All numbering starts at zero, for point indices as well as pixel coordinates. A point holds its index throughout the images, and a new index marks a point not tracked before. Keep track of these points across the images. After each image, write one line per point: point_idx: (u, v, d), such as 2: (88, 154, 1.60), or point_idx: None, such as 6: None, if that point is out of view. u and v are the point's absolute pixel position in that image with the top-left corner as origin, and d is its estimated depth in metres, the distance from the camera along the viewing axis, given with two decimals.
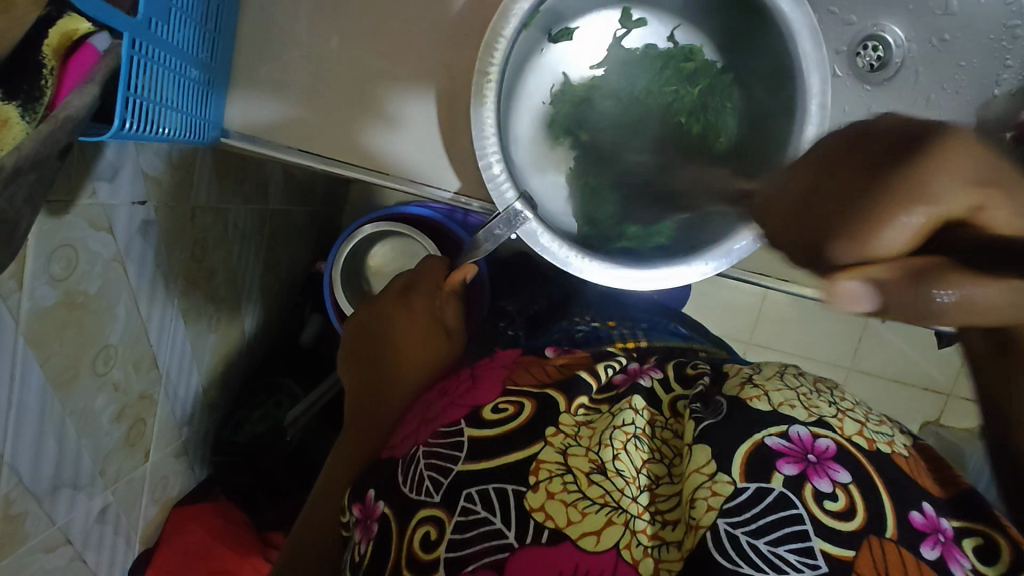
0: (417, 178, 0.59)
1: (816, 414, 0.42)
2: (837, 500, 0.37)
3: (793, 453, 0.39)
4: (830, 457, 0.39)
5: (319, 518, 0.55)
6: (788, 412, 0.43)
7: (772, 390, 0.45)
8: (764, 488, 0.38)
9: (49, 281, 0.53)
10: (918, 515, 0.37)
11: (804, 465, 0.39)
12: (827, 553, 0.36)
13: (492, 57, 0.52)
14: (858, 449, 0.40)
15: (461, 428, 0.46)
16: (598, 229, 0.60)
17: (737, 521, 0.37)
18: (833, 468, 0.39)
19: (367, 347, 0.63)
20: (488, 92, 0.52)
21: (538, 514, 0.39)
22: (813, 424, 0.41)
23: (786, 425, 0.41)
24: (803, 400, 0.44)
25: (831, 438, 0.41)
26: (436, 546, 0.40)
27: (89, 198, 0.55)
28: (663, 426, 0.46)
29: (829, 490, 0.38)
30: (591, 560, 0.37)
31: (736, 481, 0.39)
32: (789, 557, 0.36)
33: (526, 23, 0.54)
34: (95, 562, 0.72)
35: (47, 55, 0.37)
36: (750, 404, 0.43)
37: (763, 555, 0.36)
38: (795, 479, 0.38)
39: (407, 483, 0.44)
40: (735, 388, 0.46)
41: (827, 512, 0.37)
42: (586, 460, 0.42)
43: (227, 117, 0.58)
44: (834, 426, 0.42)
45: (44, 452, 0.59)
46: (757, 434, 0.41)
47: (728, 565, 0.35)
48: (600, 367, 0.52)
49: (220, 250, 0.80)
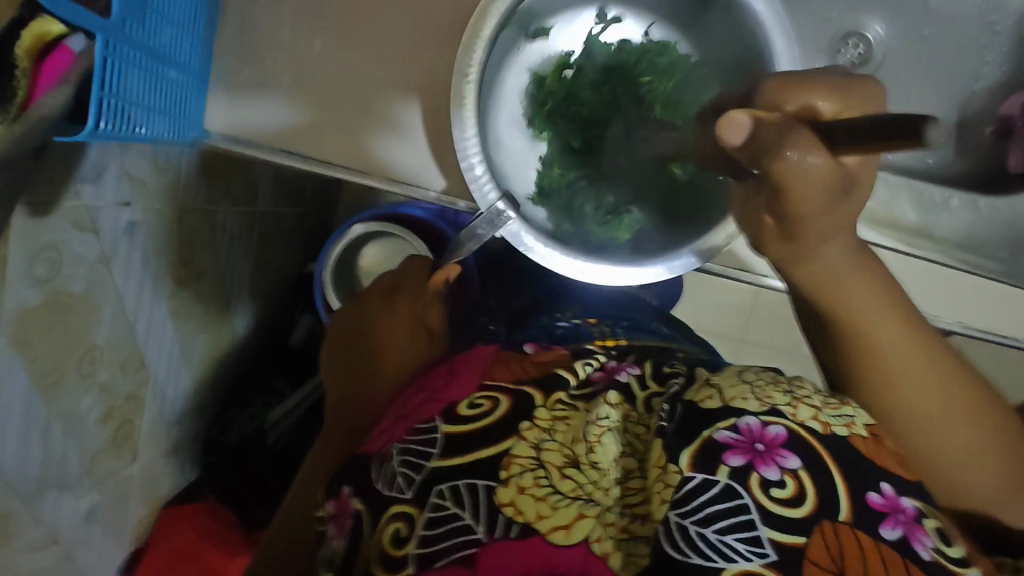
0: (397, 176, 0.59)
1: (769, 405, 0.41)
2: (785, 487, 0.38)
3: (739, 445, 0.39)
4: (779, 444, 0.39)
5: (297, 511, 0.56)
6: (740, 404, 0.41)
7: (726, 386, 0.43)
8: (710, 481, 0.38)
9: (33, 283, 0.53)
10: (875, 496, 0.38)
11: (751, 455, 0.39)
12: (776, 541, 0.36)
13: (470, 59, 0.52)
14: (812, 435, 0.40)
15: (436, 424, 0.46)
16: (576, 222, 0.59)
17: (687, 511, 0.37)
18: (782, 454, 0.39)
19: (352, 344, 0.64)
20: (468, 95, 0.52)
21: (507, 509, 0.40)
22: (766, 414, 0.41)
23: (735, 417, 0.41)
24: (758, 392, 0.42)
25: (781, 425, 0.40)
26: (406, 543, 0.41)
27: (73, 200, 0.55)
28: (636, 422, 0.45)
29: (776, 477, 0.38)
30: (560, 554, 0.38)
31: (684, 471, 0.39)
32: (738, 546, 0.36)
33: (505, 24, 0.54)
34: (84, 562, 0.73)
35: (19, 57, 0.38)
36: (701, 405, 0.42)
37: (712, 543, 0.36)
38: (743, 471, 0.38)
39: (381, 480, 0.45)
40: (692, 387, 0.45)
41: (775, 500, 0.37)
42: (560, 454, 0.43)
43: (209, 119, 0.58)
44: (787, 412, 0.41)
45: (30, 452, 0.59)
46: (706, 430, 0.40)
47: (678, 556, 0.35)
48: (578, 364, 0.52)
49: (209, 251, 0.81)
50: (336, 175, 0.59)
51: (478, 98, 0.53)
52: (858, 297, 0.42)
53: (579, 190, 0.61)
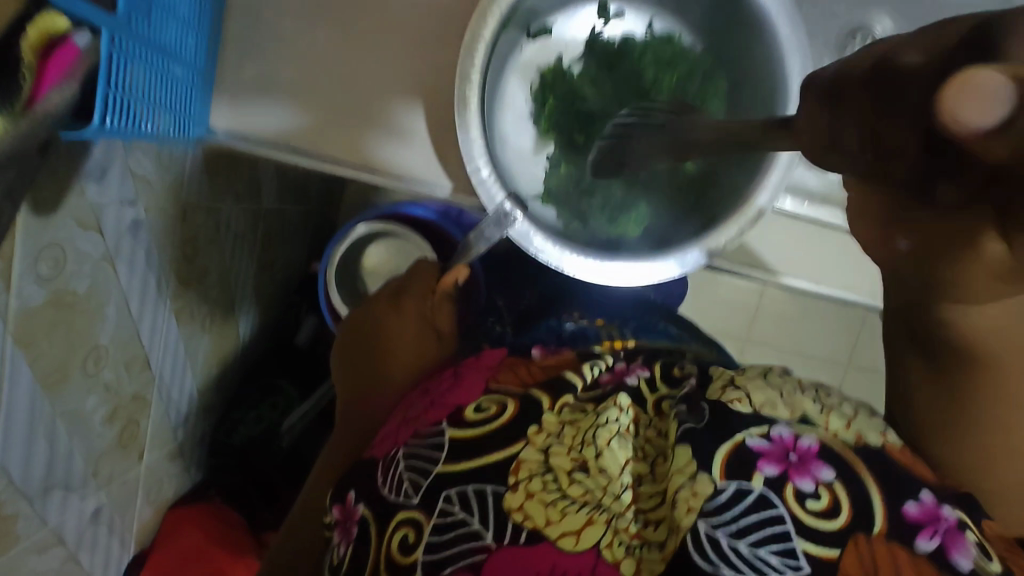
0: (402, 173, 0.58)
1: (801, 415, 0.42)
2: (820, 499, 0.37)
3: (773, 453, 0.39)
4: (813, 455, 0.39)
5: (305, 516, 0.55)
6: (769, 414, 0.42)
7: (753, 390, 0.44)
8: (741, 491, 0.38)
9: (37, 281, 0.53)
10: (914, 505, 0.37)
11: (785, 465, 0.39)
12: (810, 553, 0.36)
13: (472, 62, 0.52)
14: (846, 447, 0.40)
15: (442, 429, 0.45)
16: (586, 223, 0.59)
17: (718, 521, 0.37)
18: (817, 466, 0.39)
19: (359, 343, 0.63)
20: (471, 95, 0.52)
21: (516, 515, 0.39)
22: (797, 425, 0.41)
23: (767, 425, 0.41)
24: (788, 401, 0.44)
25: (814, 436, 0.40)
26: (414, 550, 0.40)
27: (78, 198, 0.55)
28: (647, 426, 0.45)
29: (812, 489, 0.38)
30: (570, 561, 0.37)
31: (716, 480, 0.38)
32: (770, 559, 0.36)
33: (504, 23, 0.54)
34: (89, 564, 0.72)
35: (24, 50, 0.36)
36: (732, 408, 0.42)
37: (744, 556, 0.36)
38: (777, 481, 0.38)
39: (387, 486, 0.44)
40: (716, 392, 0.45)
41: (809, 511, 0.37)
42: (568, 458, 0.41)
43: (213, 115, 0.58)
44: (819, 422, 0.42)
45: (35, 452, 0.58)
46: (739, 436, 0.40)
47: (707, 568, 0.35)
48: (587, 366, 0.50)
49: (213, 251, 0.80)
50: (340, 171, 0.58)
51: (481, 98, 0.53)
52: (1013, 332, 0.40)
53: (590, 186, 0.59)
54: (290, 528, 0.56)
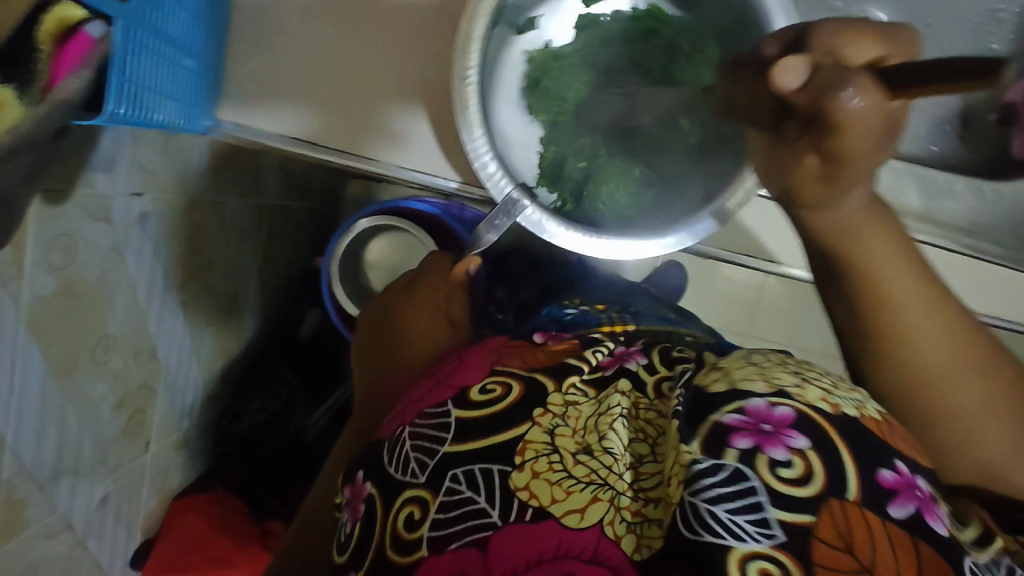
0: (406, 164, 0.59)
1: (776, 386, 0.40)
2: (792, 467, 0.36)
3: (746, 426, 0.38)
4: (787, 424, 0.38)
5: (319, 501, 0.55)
6: (748, 386, 0.41)
7: (733, 370, 0.43)
8: (717, 464, 0.37)
9: (48, 270, 0.54)
10: (890, 473, 0.37)
11: (759, 437, 0.37)
12: (784, 521, 0.35)
13: (467, 61, 0.52)
14: (821, 416, 0.39)
15: (448, 409, 0.46)
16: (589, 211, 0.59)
17: (696, 490, 0.36)
18: (791, 434, 0.37)
19: (375, 335, 0.64)
20: (470, 96, 0.53)
21: (523, 493, 0.40)
22: (773, 395, 0.39)
23: (742, 399, 0.40)
24: (765, 372, 0.42)
25: (790, 406, 0.39)
26: (420, 525, 0.41)
27: (87, 189, 0.56)
28: (647, 408, 0.45)
29: (784, 457, 0.37)
30: (573, 537, 0.38)
31: (695, 455, 0.38)
32: (746, 527, 0.35)
33: (494, 22, 0.54)
34: (97, 550, 0.73)
35: (41, 39, 0.38)
36: (709, 389, 0.42)
37: (721, 523, 0.35)
38: (750, 453, 0.37)
39: (393, 464, 0.45)
40: (699, 374, 0.45)
41: (781, 479, 0.36)
42: (573, 440, 0.43)
43: (220, 107, 0.58)
44: (795, 393, 0.40)
45: (46, 437, 0.60)
46: (714, 414, 0.39)
47: (689, 534, 0.36)
48: (589, 352, 0.51)
49: (217, 243, 0.81)
50: (345, 165, 0.59)
51: (479, 98, 0.54)
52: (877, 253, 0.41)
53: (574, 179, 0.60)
54: (304, 514, 0.57)
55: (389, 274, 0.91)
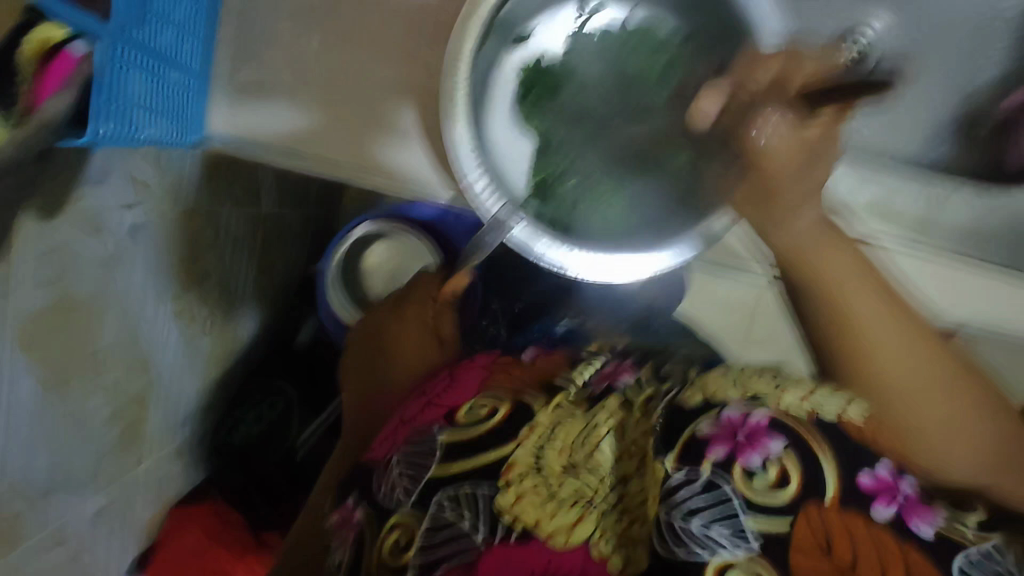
0: (398, 178, 0.58)
1: (750, 395, 0.42)
2: (768, 474, 0.38)
3: (722, 434, 0.39)
4: (762, 432, 0.39)
5: (309, 526, 0.54)
6: (722, 396, 0.42)
7: (711, 380, 0.44)
8: (691, 476, 0.38)
9: (39, 286, 0.54)
10: (868, 478, 0.38)
11: (735, 445, 0.39)
12: (761, 527, 0.36)
13: (456, 74, 0.51)
14: (798, 422, 0.40)
15: (436, 434, 0.45)
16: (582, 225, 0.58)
17: (676, 500, 0.37)
18: (766, 442, 0.39)
19: (365, 353, 0.63)
20: (459, 110, 0.52)
21: (507, 516, 0.39)
22: (748, 403, 0.41)
23: (717, 409, 0.41)
24: (739, 382, 0.43)
25: (765, 411, 0.40)
26: (406, 551, 0.41)
27: (78, 203, 0.56)
28: (635, 424, 0.44)
29: (760, 464, 0.38)
30: (560, 558, 0.37)
31: (670, 465, 0.39)
32: (722, 536, 0.36)
33: (486, 34, 0.53)
34: (93, 563, 0.73)
35: (22, 60, 0.38)
36: (686, 400, 0.43)
37: (699, 533, 0.36)
38: (726, 462, 0.38)
39: (381, 489, 0.45)
40: (691, 387, 0.44)
41: (757, 487, 0.37)
42: (559, 460, 0.42)
43: (210, 120, 0.58)
44: (770, 400, 0.41)
45: (38, 453, 0.59)
46: (689, 429, 0.40)
47: (662, 544, 0.37)
48: (577, 370, 0.50)
49: (213, 253, 0.81)
50: (337, 177, 0.59)
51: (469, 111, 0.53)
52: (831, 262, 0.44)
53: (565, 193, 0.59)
54: (293, 540, 0.56)
55: (387, 279, 0.89)
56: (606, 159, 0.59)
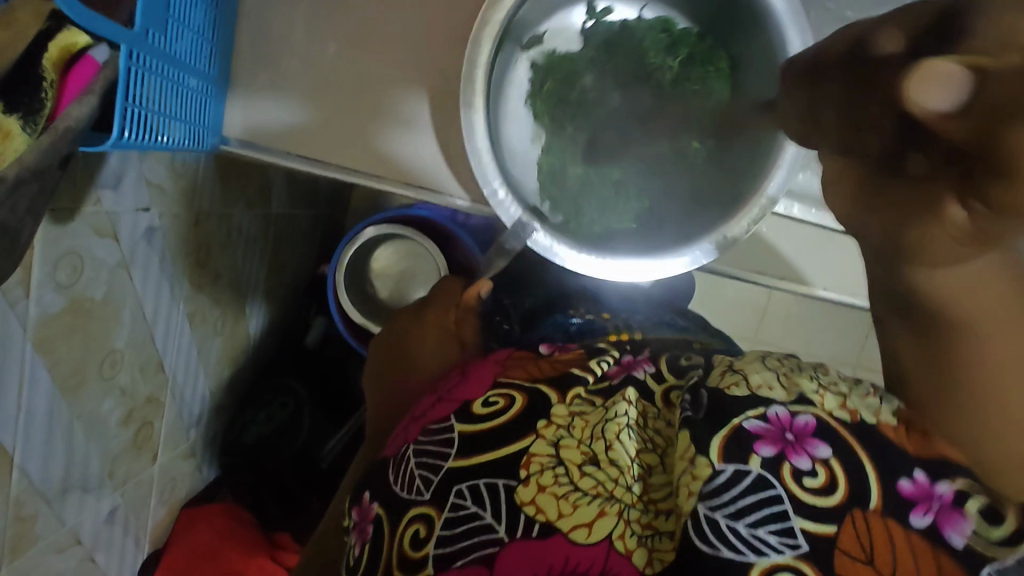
0: (416, 182, 0.59)
1: (796, 394, 0.40)
2: (817, 476, 0.37)
3: (770, 434, 0.38)
4: (809, 433, 0.38)
5: (327, 529, 0.55)
6: (766, 394, 0.41)
7: (752, 372, 0.43)
8: (739, 472, 0.37)
9: (55, 289, 0.54)
10: (907, 482, 0.36)
11: (781, 445, 0.38)
12: (806, 531, 0.35)
13: (472, 85, 0.52)
14: (840, 424, 0.39)
15: (451, 424, 0.46)
16: (599, 218, 0.58)
17: (717, 504, 0.36)
18: (814, 444, 0.38)
19: (390, 356, 0.63)
20: (476, 119, 0.53)
21: (528, 508, 0.39)
22: (792, 403, 0.40)
23: (763, 407, 0.40)
24: (784, 379, 0.42)
25: (811, 414, 0.39)
26: (425, 544, 0.41)
27: (94, 206, 0.56)
28: (656, 417, 0.45)
29: (808, 467, 0.37)
30: (581, 553, 0.37)
31: (714, 463, 0.38)
32: (769, 538, 0.35)
33: (499, 45, 0.54)
34: (105, 562, 0.74)
35: (47, 69, 0.39)
36: (727, 391, 0.41)
37: (742, 537, 0.35)
38: (773, 461, 0.37)
39: (399, 483, 0.45)
40: (716, 377, 0.44)
41: (805, 489, 0.36)
42: (578, 451, 0.42)
43: (228, 124, 0.59)
44: (814, 400, 0.40)
45: (53, 454, 0.60)
46: (734, 420, 0.39)
47: (708, 551, 0.35)
48: (594, 362, 0.50)
49: (224, 254, 0.81)
50: (354, 178, 0.59)
51: (486, 121, 0.53)
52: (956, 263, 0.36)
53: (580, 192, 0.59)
54: (315, 544, 0.56)
55: (397, 281, 0.90)
56: None
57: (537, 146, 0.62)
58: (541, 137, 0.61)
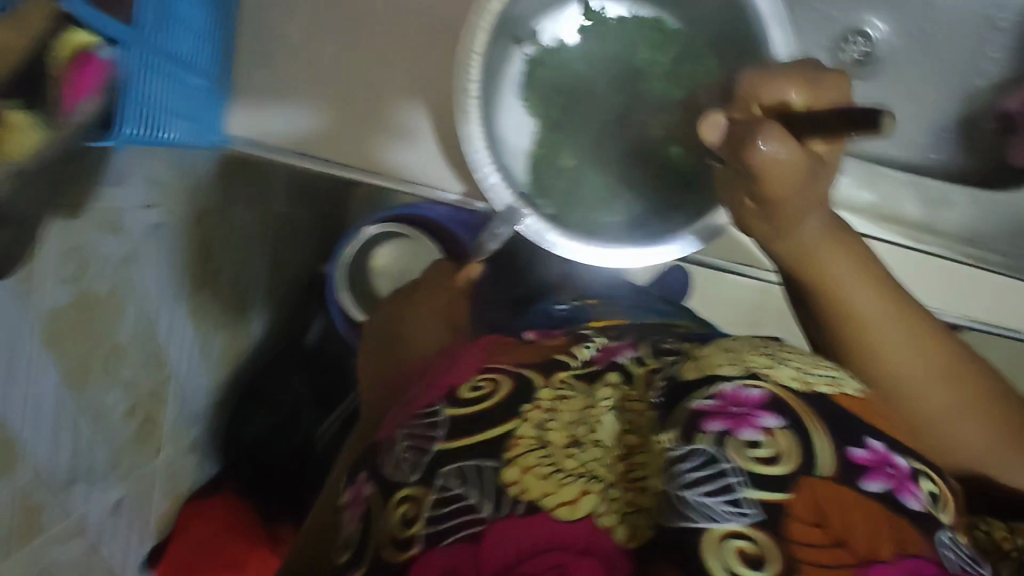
0: (410, 177, 0.61)
1: (747, 368, 0.42)
2: (763, 446, 0.37)
3: (717, 410, 0.38)
4: (758, 406, 0.38)
5: (321, 514, 0.56)
6: (717, 371, 0.42)
7: (705, 359, 0.44)
8: (689, 449, 0.37)
9: (62, 283, 0.56)
10: (862, 451, 0.38)
11: (729, 419, 0.38)
12: (764, 500, 0.35)
13: (468, 75, 0.54)
14: (802, 401, 0.40)
15: (438, 408, 0.48)
16: (581, 207, 0.60)
17: (673, 477, 0.37)
18: (761, 415, 0.38)
19: (384, 347, 0.65)
20: (472, 109, 0.54)
21: (513, 488, 0.40)
22: (744, 377, 0.41)
23: (710, 385, 0.40)
24: (736, 359, 0.43)
25: (760, 388, 0.40)
26: (414, 524, 0.42)
27: (99, 203, 0.58)
28: (637, 399, 0.46)
29: (755, 437, 0.37)
30: (564, 529, 0.38)
31: (669, 442, 0.38)
32: (720, 507, 0.35)
33: (493, 37, 0.55)
34: (109, 553, 0.76)
35: None
36: (682, 377, 0.43)
37: (696, 506, 0.35)
38: (722, 436, 0.37)
39: (388, 466, 0.46)
40: (680, 366, 0.46)
41: (753, 459, 0.36)
42: (563, 434, 0.43)
43: (226, 122, 0.60)
44: (764, 374, 0.41)
45: (59, 445, 0.62)
46: (686, 403, 0.40)
47: (669, 524, 0.36)
48: (579, 348, 0.52)
49: (226, 252, 0.83)
50: (351, 175, 0.61)
51: (481, 109, 0.55)
52: (840, 270, 0.43)
53: (569, 185, 0.61)
54: (308, 526, 0.57)
55: (393, 280, 0.91)
56: (604, 152, 0.62)
57: (530, 135, 0.62)
58: (535, 129, 0.62)
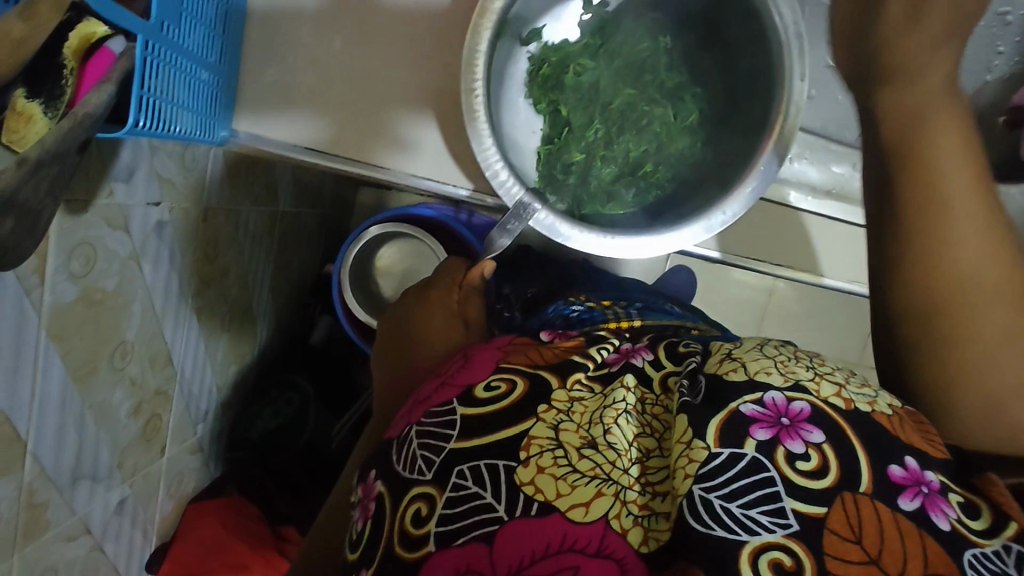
0: (417, 173, 0.61)
1: (793, 379, 0.41)
2: (809, 460, 0.36)
3: (766, 418, 0.38)
4: (804, 419, 0.38)
5: (334, 509, 0.55)
6: (764, 378, 0.41)
7: (749, 360, 0.43)
8: (734, 456, 0.37)
9: (70, 277, 0.56)
10: (898, 468, 0.36)
11: (777, 429, 0.38)
12: (799, 511, 0.35)
13: (474, 73, 0.54)
14: (834, 410, 0.39)
15: (453, 407, 0.47)
16: (591, 197, 0.60)
17: (711, 485, 0.36)
18: (808, 429, 0.38)
19: (396, 343, 0.64)
20: (478, 107, 0.54)
21: (528, 488, 0.40)
22: (790, 390, 0.40)
23: (761, 390, 0.40)
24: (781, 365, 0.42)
25: (806, 401, 0.39)
26: (427, 521, 0.42)
27: (106, 199, 0.57)
28: (654, 403, 0.46)
29: (801, 451, 0.37)
30: (579, 531, 0.38)
31: (711, 446, 0.38)
32: (760, 518, 0.35)
33: (497, 34, 0.55)
34: (113, 552, 0.75)
35: (68, 56, 0.41)
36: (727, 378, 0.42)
37: (735, 517, 0.35)
38: (769, 444, 0.37)
39: (401, 463, 0.46)
40: (714, 364, 0.44)
41: (798, 472, 0.36)
42: (577, 435, 0.43)
43: (235, 117, 0.60)
44: (810, 388, 0.40)
45: (65, 444, 0.61)
46: (733, 404, 0.39)
47: (701, 529, 0.35)
48: (594, 350, 0.51)
49: (231, 250, 0.82)
50: (359, 171, 0.61)
51: (488, 108, 0.55)
52: (944, 150, 0.44)
53: (586, 180, 0.60)
54: (321, 518, 0.56)
55: (400, 279, 0.92)
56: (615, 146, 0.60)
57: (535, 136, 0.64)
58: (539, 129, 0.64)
